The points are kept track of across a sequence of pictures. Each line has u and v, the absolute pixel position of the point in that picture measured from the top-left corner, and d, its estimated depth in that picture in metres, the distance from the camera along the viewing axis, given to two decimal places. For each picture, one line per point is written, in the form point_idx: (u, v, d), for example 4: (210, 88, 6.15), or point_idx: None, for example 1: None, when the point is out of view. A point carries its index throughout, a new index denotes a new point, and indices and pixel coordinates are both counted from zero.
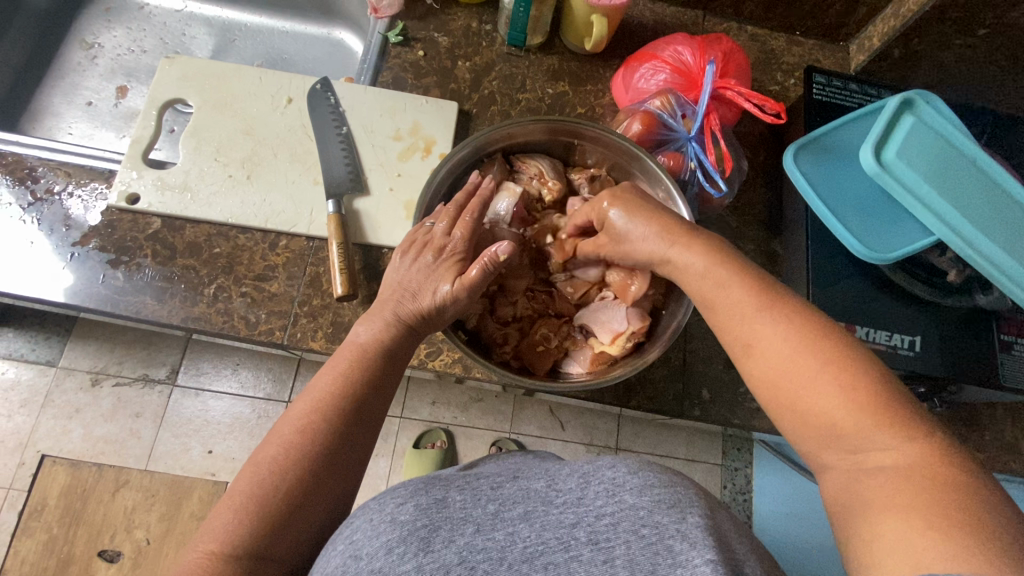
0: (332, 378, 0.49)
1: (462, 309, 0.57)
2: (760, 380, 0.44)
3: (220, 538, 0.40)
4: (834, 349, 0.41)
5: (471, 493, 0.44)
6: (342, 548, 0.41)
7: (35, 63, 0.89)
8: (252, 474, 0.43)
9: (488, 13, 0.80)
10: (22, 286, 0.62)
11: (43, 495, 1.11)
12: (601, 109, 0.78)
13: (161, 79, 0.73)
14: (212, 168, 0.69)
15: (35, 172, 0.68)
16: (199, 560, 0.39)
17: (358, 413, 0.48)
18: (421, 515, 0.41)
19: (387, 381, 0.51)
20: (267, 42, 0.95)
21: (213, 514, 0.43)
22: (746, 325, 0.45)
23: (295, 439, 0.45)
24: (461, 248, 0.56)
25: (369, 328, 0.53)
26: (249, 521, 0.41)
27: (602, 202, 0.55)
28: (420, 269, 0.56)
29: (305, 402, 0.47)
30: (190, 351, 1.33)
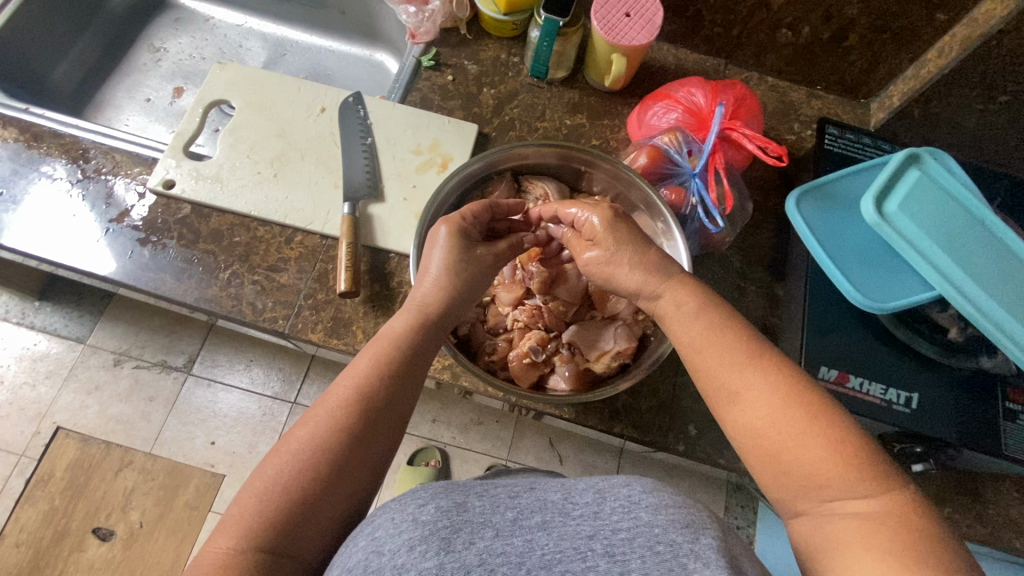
0: (368, 374, 0.51)
1: (470, 300, 0.57)
2: (742, 427, 0.45)
3: (240, 535, 0.42)
4: (818, 405, 0.43)
5: (489, 499, 0.44)
6: (364, 544, 0.42)
7: (105, 63, 0.98)
8: (274, 477, 0.45)
9: (518, 46, 0.85)
10: (60, 254, 0.68)
11: (51, 468, 1.24)
12: (615, 143, 0.81)
13: (211, 82, 0.80)
14: (245, 164, 0.74)
15: (87, 154, 0.74)
16: (221, 558, 0.41)
17: (381, 413, 0.50)
18: (442, 517, 0.42)
19: (407, 387, 0.52)
20: (313, 59, 1.02)
21: (234, 506, 0.44)
22: (732, 374, 0.46)
23: (318, 432, 0.47)
24: (472, 225, 0.58)
25: (404, 321, 0.55)
26: (269, 517, 0.43)
27: (591, 217, 0.55)
28: (433, 249, 0.56)
29: (334, 404, 0.49)
30: (208, 343, 1.38)
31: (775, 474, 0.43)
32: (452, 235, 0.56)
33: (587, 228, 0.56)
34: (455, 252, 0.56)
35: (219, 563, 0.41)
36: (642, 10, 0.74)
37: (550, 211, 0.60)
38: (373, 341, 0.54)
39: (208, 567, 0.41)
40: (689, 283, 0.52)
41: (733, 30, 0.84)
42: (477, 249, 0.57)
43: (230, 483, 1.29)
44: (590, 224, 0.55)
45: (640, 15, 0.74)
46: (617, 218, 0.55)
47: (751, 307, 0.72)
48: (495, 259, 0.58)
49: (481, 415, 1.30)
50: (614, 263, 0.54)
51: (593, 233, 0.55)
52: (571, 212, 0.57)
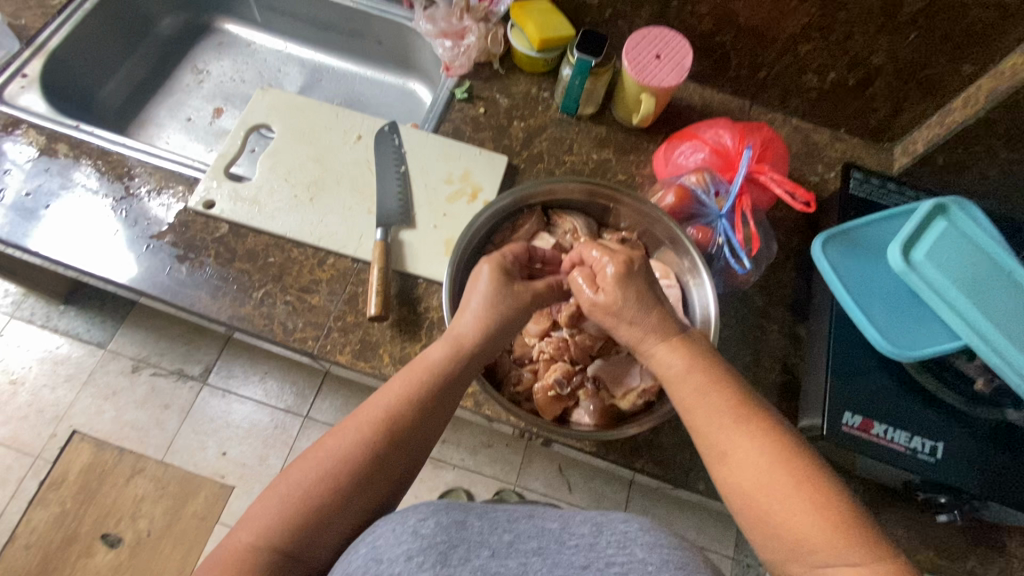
0: (400, 400, 0.52)
1: (508, 334, 0.58)
2: (732, 486, 0.48)
3: (257, 531, 0.46)
4: (805, 469, 0.46)
5: (488, 521, 0.47)
6: (364, 551, 0.44)
7: (150, 82, 1.03)
8: (295, 480, 0.48)
9: (548, 81, 0.88)
10: (97, 268, 0.70)
11: (66, 470, 1.27)
12: (641, 178, 0.82)
13: (254, 106, 0.83)
14: (282, 187, 0.77)
15: (132, 172, 0.77)
16: (239, 548, 0.45)
17: (406, 438, 0.51)
18: (441, 532, 0.44)
19: (435, 416, 0.53)
20: (348, 85, 1.06)
21: (258, 502, 0.48)
22: (720, 435, 0.49)
23: (345, 445, 0.49)
24: (510, 263, 0.59)
25: (445, 349, 0.55)
26: (286, 518, 0.46)
27: (608, 265, 0.56)
28: (474, 286, 0.58)
29: (365, 422, 0.51)
30: (225, 353, 1.41)
31: (766, 534, 0.46)
32: (494, 278, 0.58)
33: (600, 276, 0.57)
34: (497, 291, 0.57)
35: (237, 558, 0.45)
36: (672, 53, 0.76)
37: (576, 254, 0.61)
38: (410, 363, 0.55)
39: (228, 557, 0.45)
40: (685, 343, 0.54)
41: (760, 72, 0.86)
42: (517, 286, 0.58)
43: (238, 495, 1.30)
44: (606, 274, 0.56)
45: (670, 57, 0.76)
46: (630, 273, 0.56)
47: (773, 347, 0.72)
48: (534, 296, 0.58)
49: (491, 438, 1.30)
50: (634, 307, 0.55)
51: (602, 282, 0.56)
52: (593, 255, 0.58)
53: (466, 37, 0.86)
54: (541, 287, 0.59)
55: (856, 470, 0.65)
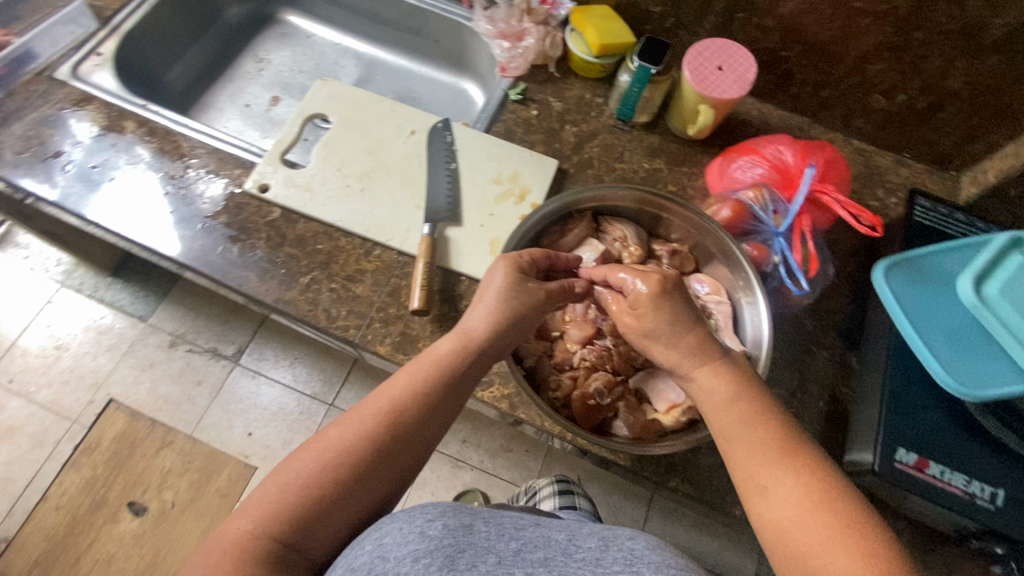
0: (407, 393, 0.52)
1: (517, 332, 0.58)
2: (768, 521, 0.46)
3: (258, 520, 0.45)
4: (851, 513, 0.44)
5: (495, 527, 0.47)
6: (370, 548, 0.44)
7: (213, 68, 1.06)
8: (298, 468, 0.48)
9: (603, 87, 0.87)
10: (151, 241, 0.73)
11: (99, 436, 1.32)
12: (692, 190, 0.81)
13: (313, 96, 0.84)
14: (334, 177, 0.78)
15: (192, 152, 0.80)
16: (241, 535, 0.45)
17: (411, 432, 0.51)
18: (448, 535, 0.44)
19: (442, 411, 0.53)
20: (402, 81, 1.08)
21: (259, 489, 0.48)
22: (761, 469, 0.47)
23: (349, 435, 0.49)
24: (528, 263, 0.59)
25: (453, 344, 0.55)
26: (288, 507, 0.46)
27: (637, 283, 0.56)
28: (487, 285, 0.58)
29: (370, 413, 0.51)
30: (258, 336, 1.44)
31: None
32: (509, 276, 0.57)
33: (632, 296, 0.56)
34: (509, 288, 0.57)
35: (238, 545, 0.44)
36: (735, 65, 0.75)
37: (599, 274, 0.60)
38: (418, 357, 0.56)
39: (228, 546, 0.45)
40: (730, 371, 0.53)
41: (823, 90, 0.84)
42: (529, 283, 0.58)
43: (260, 475, 1.33)
44: (637, 289, 0.56)
45: (733, 70, 0.75)
46: (664, 295, 0.55)
47: (820, 373, 0.69)
48: (544, 297, 0.58)
49: (512, 442, 1.29)
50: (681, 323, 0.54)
51: (637, 302, 0.56)
52: (619, 277, 0.58)
53: (525, 38, 0.86)
54: (556, 287, 0.59)
55: (904, 509, 0.61)
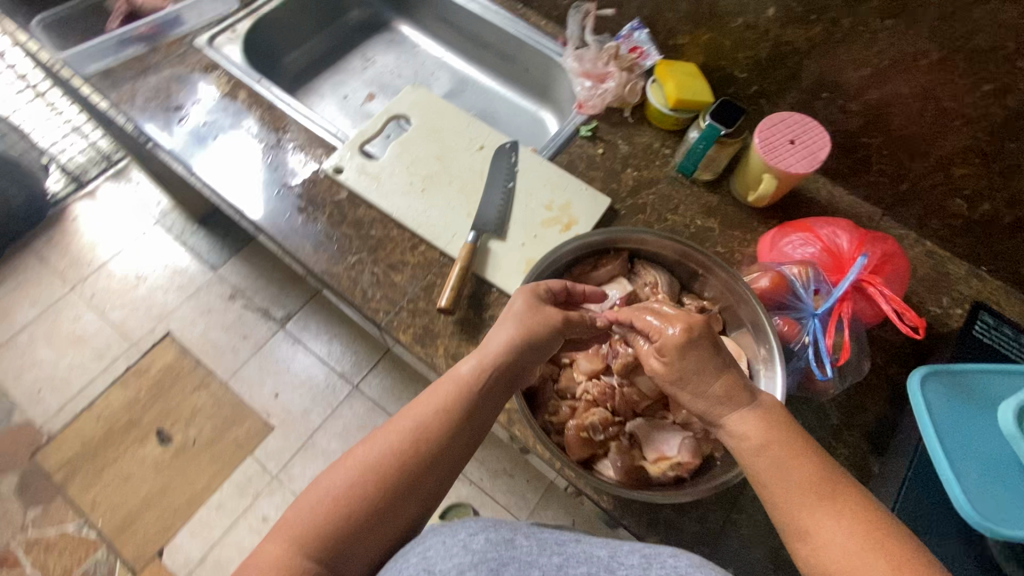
0: (432, 413, 0.55)
1: (533, 356, 0.59)
2: (815, 566, 0.45)
3: (292, 540, 0.48)
4: (900, 554, 0.43)
5: (535, 542, 0.50)
6: (415, 560, 0.46)
7: (324, 59, 1.17)
8: (330, 489, 0.51)
9: (673, 139, 0.89)
10: (234, 197, 0.81)
11: (151, 363, 1.47)
12: (740, 255, 0.80)
13: (402, 98, 0.92)
14: (402, 173, 0.84)
15: (287, 127, 0.89)
16: (279, 555, 0.47)
17: (437, 451, 0.54)
18: (491, 549, 0.47)
19: (467, 431, 0.55)
20: (487, 101, 1.15)
21: (293, 509, 0.51)
22: (801, 511, 0.47)
23: (377, 455, 0.52)
24: (546, 291, 0.62)
25: (475, 366, 0.57)
26: (321, 527, 0.48)
27: (670, 326, 0.55)
28: (507, 314, 0.60)
29: (396, 433, 0.54)
30: (307, 307, 1.55)
31: None
32: (527, 304, 0.60)
33: (660, 336, 0.55)
34: (528, 316, 0.59)
35: (276, 565, 0.46)
36: (808, 140, 0.74)
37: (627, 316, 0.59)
38: (441, 380, 0.58)
39: (267, 566, 0.47)
40: (757, 416, 0.51)
41: (900, 184, 0.81)
42: (547, 309, 0.60)
43: (275, 436, 1.41)
44: (666, 336, 0.54)
45: (805, 145, 0.74)
46: (694, 341, 0.54)
47: None
48: (563, 321, 0.60)
49: (513, 469, 1.29)
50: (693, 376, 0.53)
51: (665, 344, 0.55)
52: (650, 319, 0.57)
53: (607, 81, 0.90)
54: (576, 315, 0.61)
55: None
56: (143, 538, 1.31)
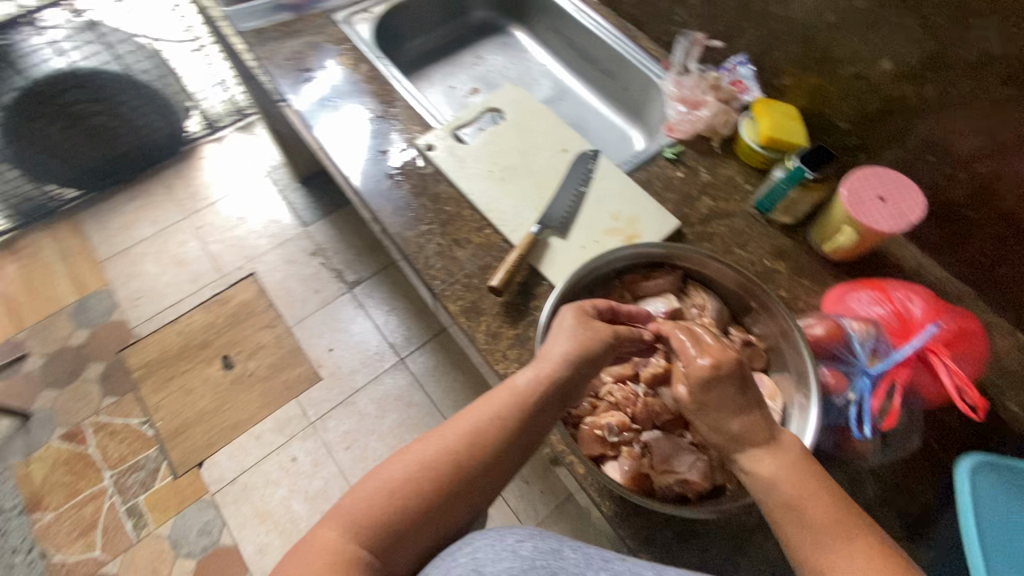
0: (490, 419, 0.55)
1: (589, 371, 0.59)
2: None
3: (347, 527, 0.49)
4: None
5: (582, 555, 0.51)
6: (464, 561, 0.48)
7: (442, 50, 1.27)
8: (386, 482, 0.51)
9: (757, 177, 0.88)
10: (336, 154, 0.90)
11: (233, 295, 1.64)
12: (803, 304, 0.77)
13: (502, 94, 0.98)
14: (486, 160, 0.89)
15: (395, 103, 0.97)
16: (334, 541, 0.48)
17: (491, 456, 0.53)
18: (538, 557, 0.48)
19: (522, 441, 0.55)
20: (583, 113, 1.19)
21: (350, 496, 0.51)
22: (816, 551, 0.45)
23: (434, 454, 0.53)
24: (593, 309, 0.61)
25: (534, 379, 0.57)
26: (376, 519, 0.49)
27: (700, 357, 0.53)
28: (561, 329, 0.59)
29: (453, 434, 0.54)
30: (375, 277, 1.66)
31: None
32: (577, 320, 0.60)
33: (690, 366, 0.54)
34: (583, 332, 0.59)
35: (331, 550, 0.47)
36: (899, 200, 0.71)
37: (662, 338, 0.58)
38: (498, 387, 0.58)
39: (320, 549, 0.48)
40: (776, 455, 0.49)
41: (999, 267, 0.75)
42: (595, 323, 0.60)
43: (320, 386, 1.51)
44: (695, 365, 0.53)
45: (896, 204, 0.71)
46: (723, 378, 0.52)
47: None
48: (611, 339, 0.60)
49: (531, 476, 1.29)
50: (714, 406, 0.52)
51: (693, 374, 0.53)
52: (686, 347, 0.55)
53: (700, 109, 0.92)
54: (625, 333, 0.61)
55: None
56: (189, 447, 1.44)
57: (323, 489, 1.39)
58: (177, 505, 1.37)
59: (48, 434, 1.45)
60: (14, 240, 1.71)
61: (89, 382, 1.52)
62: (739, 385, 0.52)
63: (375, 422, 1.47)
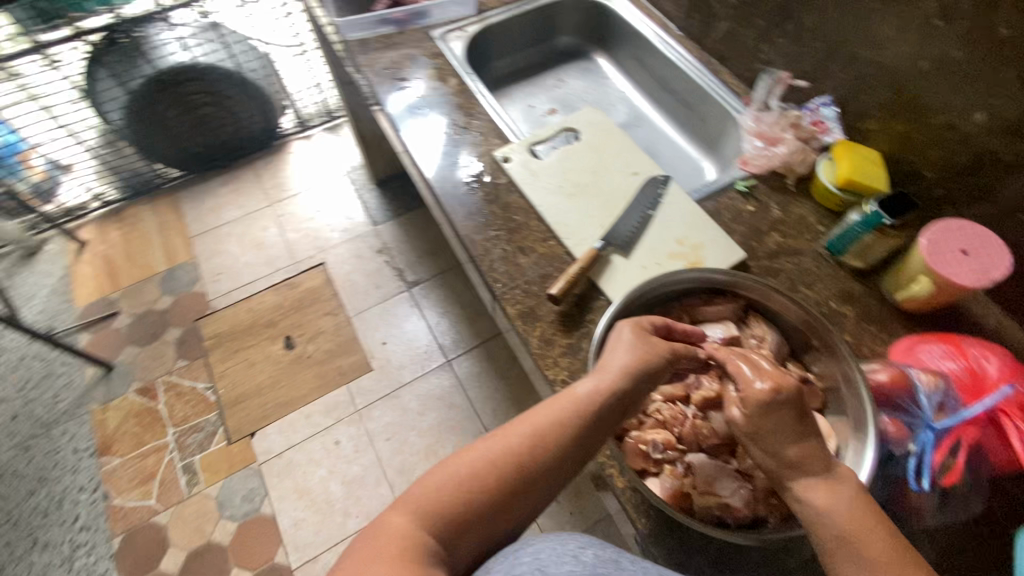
0: (551, 423, 0.56)
1: (647, 386, 0.60)
2: None
3: (415, 513, 0.51)
4: None
5: (641, 568, 0.51)
6: (527, 560, 0.47)
7: (526, 71, 1.33)
8: (451, 475, 0.54)
9: (830, 219, 0.86)
10: (419, 158, 0.97)
11: (302, 282, 1.75)
12: (868, 350, 0.75)
13: (581, 115, 1.02)
14: (558, 175, 0.93)
15: (477, 116, 1.03)
16: (402, 526, 0.50)
17: (551, 459, 0.55)
18: (600, 564, 0.49)
19: (581, 448, 0.57)
20: (656, 140, 1.22)
21: (417, 486, 0.54)
22: None
23: (497, 452, 0.55)
24: (650, 325, 0.63)
25: (595, 388, 0.58)
26: (442, 509, 0.51)
27: (758, 382, 0.55)
28: (619, 343, 0.61)
29: (515, 435, 0.56)
30: (433, 280, 1.73)
31: None
32: (633, 336, 0.61)
33: (746, 390, 0.55)
34: (642, 347, 0.60)
35: (399, 534, 0.49)
36: (983, 255, 0.69)
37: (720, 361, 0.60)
38: (559, 394, 0.59)
39: (389, 531, 0.50)
40: (829, 485, 0.51)
41: None
42: (654, 338, 0.62)
43: (370, 377, 1.58)
44: (752, 389, 0.54)
45: (979, 259, 0.69)
46: (780, 403, 0.53)
47: None
48: (670, 355, 0.62)
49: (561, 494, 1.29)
50: (768, 431, 0.53)
51: (750, 398, 0.54)
52: (744, 370, 0.57)
53: (778, 145, 0.91)
54: (683, 349, 0.63)
55: None
56: (245, 417, 1.54)
57: (361, 476, 1.44)
58: (227, 469, 1.46)
59: (126, 386, 1.59)
60: (123, 210, 1.93)
61: (167, 344, 1.66)
62: (795, 413, 0.53)
63: (417, 418, 1.51)
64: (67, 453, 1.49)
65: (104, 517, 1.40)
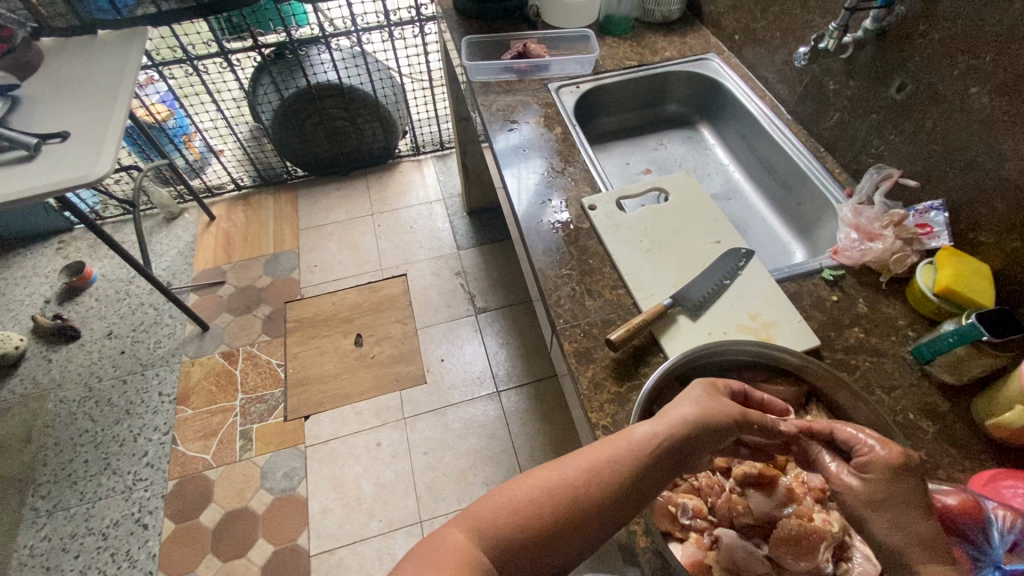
0: (607, 461, 0.57)
1: (708, 443, 0.59)
2: None
3: (473, 530, 0.54)
4: None
5: None
6: None
7: (630, 131, 1.39)
8: (509, 498, 0.56)
9: (921, 325, 0.82)
10: (513, 192, 1.04)
11: (383, 287, 1.88)
12: (944, 473, 0.68)
13: (674, 178, 1.05)
14: (640, 230, 0.96)
15: (574, 163, 1.10)
16: (462, 540, 0.53)
17: (605, 497, 0.56)
18: None
19: (636, 490, 0.56)
20: (747, 216, 1.22)
21: (476, 505, 0.56)
22: None
23: (554, 481, 0.56)
24: (724, 388, 0.63)
25: (652, 433, 0.58)
26: (501, 530, 0.54)
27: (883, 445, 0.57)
28: (688, 396, 0.61)
29: (571, 467, 0.57)
30: (500, 311, 1.80)
31: None
32: (704, 392, 0.61)
33: (868, 452, 0.57)
34: (709, 403, 0.60)
35: (458, 548, 0.52)
36: None
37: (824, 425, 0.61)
38: (615, 434, 0.60)
39: (448, 542, 0.52)
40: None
41: None
42: (723, 399, 0.61)
43: (422, 388, 1.65)
44: (880, 452, 0.56)
45: None
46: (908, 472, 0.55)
47: None
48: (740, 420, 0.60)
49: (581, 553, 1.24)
50: (892, 501, 0.54)
51: (875, 459, 0.56)
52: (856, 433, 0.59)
53: (875, 241, 0.87)
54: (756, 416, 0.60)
55: None
56: (305, 399, 1.65)
57: (393, 481, 1.48)
58: (277, 443, 1.57)
59: (214, 346, 1.77)
60: (252, 196, 2.20)
61: (257, 318, 1.84)
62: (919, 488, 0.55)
63: (456, 440, 1.54)
64: (153, 394, 1.67)
65: (167, 459, 1.54)
